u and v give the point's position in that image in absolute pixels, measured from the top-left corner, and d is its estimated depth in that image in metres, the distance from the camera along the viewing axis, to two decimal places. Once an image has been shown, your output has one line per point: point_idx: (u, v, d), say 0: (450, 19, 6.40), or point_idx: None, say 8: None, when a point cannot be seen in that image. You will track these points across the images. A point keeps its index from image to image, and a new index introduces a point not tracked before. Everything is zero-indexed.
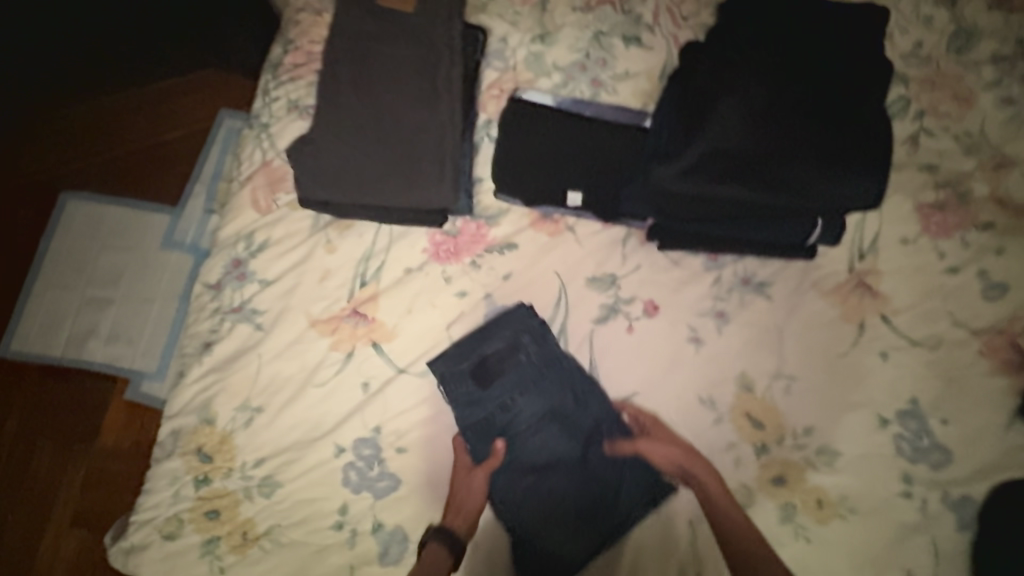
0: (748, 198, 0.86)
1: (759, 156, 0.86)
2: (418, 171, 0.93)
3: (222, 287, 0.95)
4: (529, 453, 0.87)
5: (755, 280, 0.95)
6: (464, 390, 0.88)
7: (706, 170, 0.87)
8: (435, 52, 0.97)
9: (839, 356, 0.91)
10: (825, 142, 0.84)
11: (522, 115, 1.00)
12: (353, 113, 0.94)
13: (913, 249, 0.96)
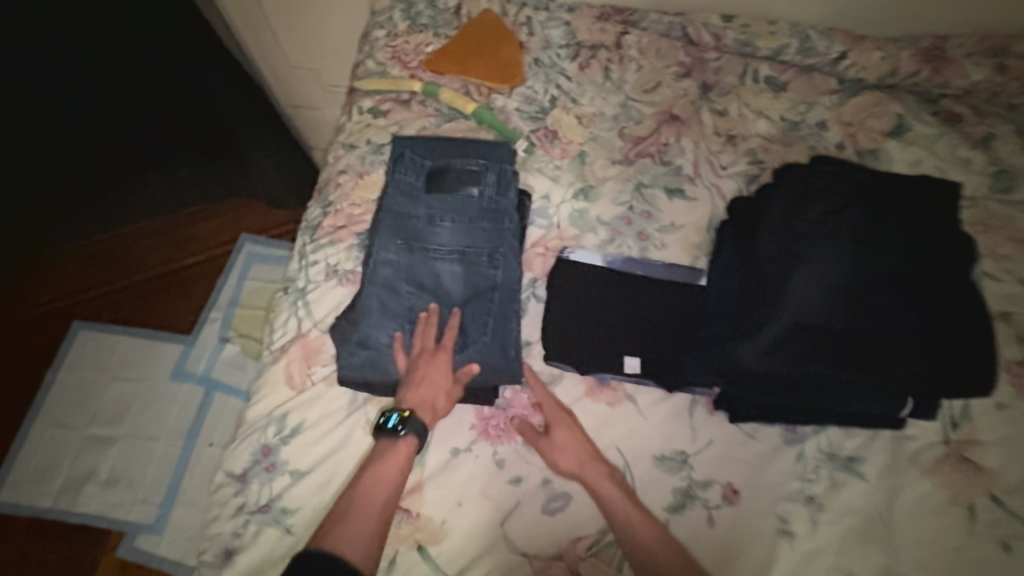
0: (843, 384, 0.82)
1: (852, 341, 0.83)
2: (466, 343, 0.91)
3: (248, 479, 0.85)
4: (435, 213, 0.96)
5: (843, 455, 0.85)
6: (412, 212, 0.96)
7: (790, 346, 0.83)
8: (478, 216, 0.96)
9: (955, 551, 0.79)
10: (921, 329, 0.82)
11: (570, 278, 0.97)
12: (404, 287, 0.92)
13: (1012, 414, 0.87)
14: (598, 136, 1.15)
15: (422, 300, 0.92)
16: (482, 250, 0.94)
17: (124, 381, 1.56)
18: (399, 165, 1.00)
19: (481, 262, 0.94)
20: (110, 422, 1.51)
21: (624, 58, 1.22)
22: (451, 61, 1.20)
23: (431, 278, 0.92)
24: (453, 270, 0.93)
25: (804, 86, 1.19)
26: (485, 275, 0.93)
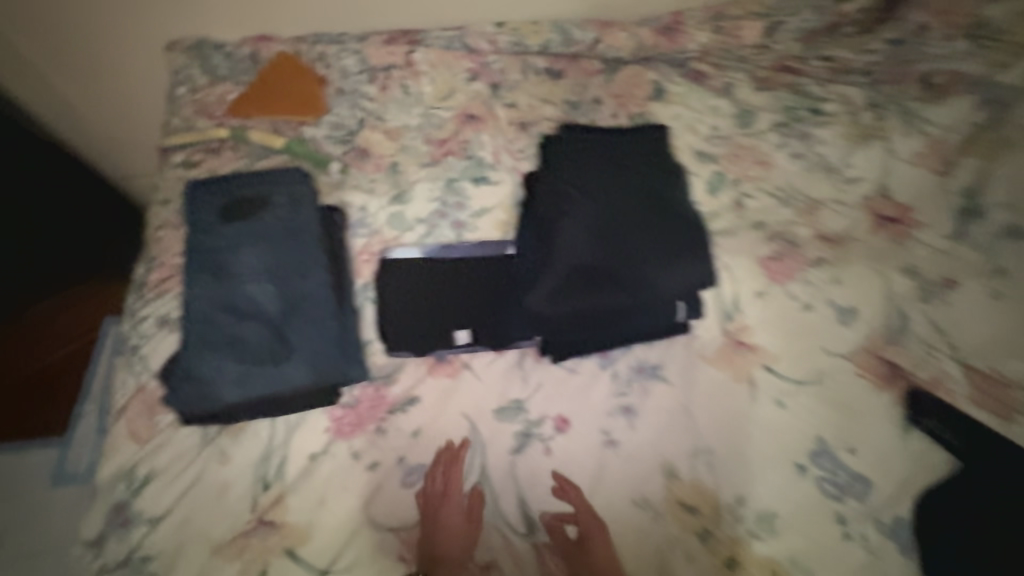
0: (617, 302, 0.95)
1: (616, 265, 0.95)
2: (291, 354, 0.96)
3: (105, 540, 0.85)
4: (239, 244, 1.01)
5: (648, 366, 1.01)
6: (217, 251, 1.01)
7: (570, 288, 0.95)
8: (279, 236, 1.02)
9: (742, 417, 0.96)
10: (661, 238, 0.97)
11: (396, 275, 1.06)
12: (222, 319, 0.97)
13: (768, 298, 1.07)
14: (407, 146, 1.26)
15: (244, 325, 0.97)
16: (289, 267, 1.00)
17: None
18: (198, 210, 1.05)
19: (293, 275, 1.00)
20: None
21: (417, 74, 1.35)
22: (256, 104, 1.27)
23: (247, 305, 0.98)
24: (266, 292, 0.99)
25: (576, 70, 1.38)
26: (296, 288, 0.99)
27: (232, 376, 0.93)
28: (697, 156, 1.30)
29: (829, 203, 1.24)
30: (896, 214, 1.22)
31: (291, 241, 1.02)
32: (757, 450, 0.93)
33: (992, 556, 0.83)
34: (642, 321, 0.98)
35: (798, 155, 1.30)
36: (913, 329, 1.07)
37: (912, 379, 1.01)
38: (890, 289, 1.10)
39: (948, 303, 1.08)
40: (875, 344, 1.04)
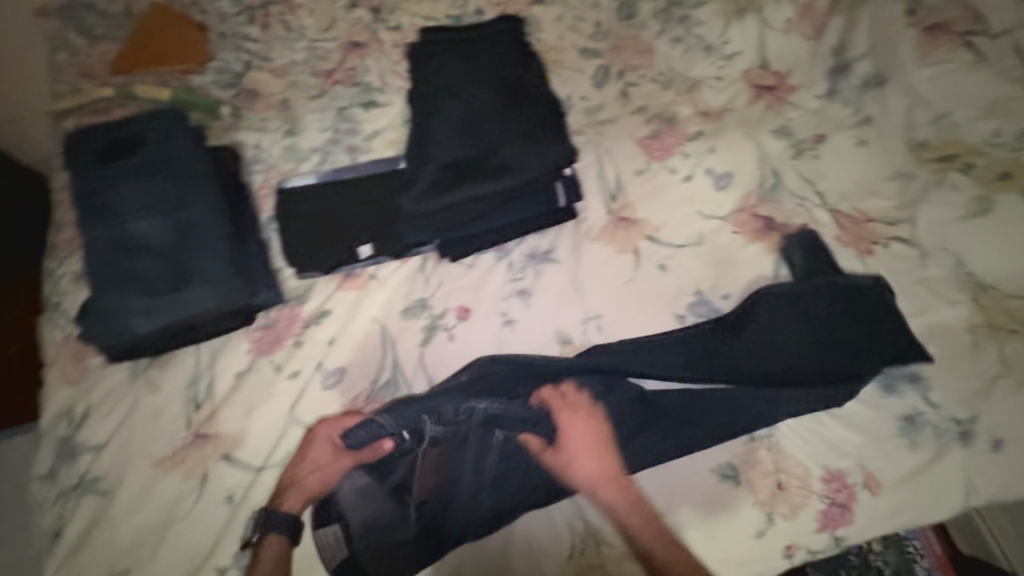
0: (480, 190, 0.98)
1: (472, 155, 0.98)
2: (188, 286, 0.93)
3: (57, 472, 0.93)
4: (119, 196, 0.93)
5: (540, 251, 1.08)
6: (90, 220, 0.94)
7: (442, 181, 0.98)
8: (157, 178, 0.95)
9: (625, 284, 1.04)
10: (518, 123, 0.98)
11: (293, 204, 1.11)
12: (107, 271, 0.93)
13: (649, 175, 1.13)
14: (295, 81, 1.27)
15: (135, 259, 0.93)
16: (168, 197, 0.94)
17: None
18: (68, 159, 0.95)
19: (165, 206, 0.93)
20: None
21: (293, 8, 1.34)
22: (136, 57, 1.26)
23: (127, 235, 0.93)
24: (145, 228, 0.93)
25: None
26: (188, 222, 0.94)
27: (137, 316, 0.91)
28: (581, 54, 1.32)
29: (707, 80, 1.29)
30: (774, 83, 1.27)
31: (159, 173, 0.95)
32: (642, 310, 1.02)
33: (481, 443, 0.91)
34: (511, 211, 1.06)
35: (678, 40, 1.33)
36: (785, 185, 1.14)
37: (784, 231, 1.09)
38: (764, 152, 1.17)
39: (814, 160, 1.17)
40: (750, 203, 1.12)
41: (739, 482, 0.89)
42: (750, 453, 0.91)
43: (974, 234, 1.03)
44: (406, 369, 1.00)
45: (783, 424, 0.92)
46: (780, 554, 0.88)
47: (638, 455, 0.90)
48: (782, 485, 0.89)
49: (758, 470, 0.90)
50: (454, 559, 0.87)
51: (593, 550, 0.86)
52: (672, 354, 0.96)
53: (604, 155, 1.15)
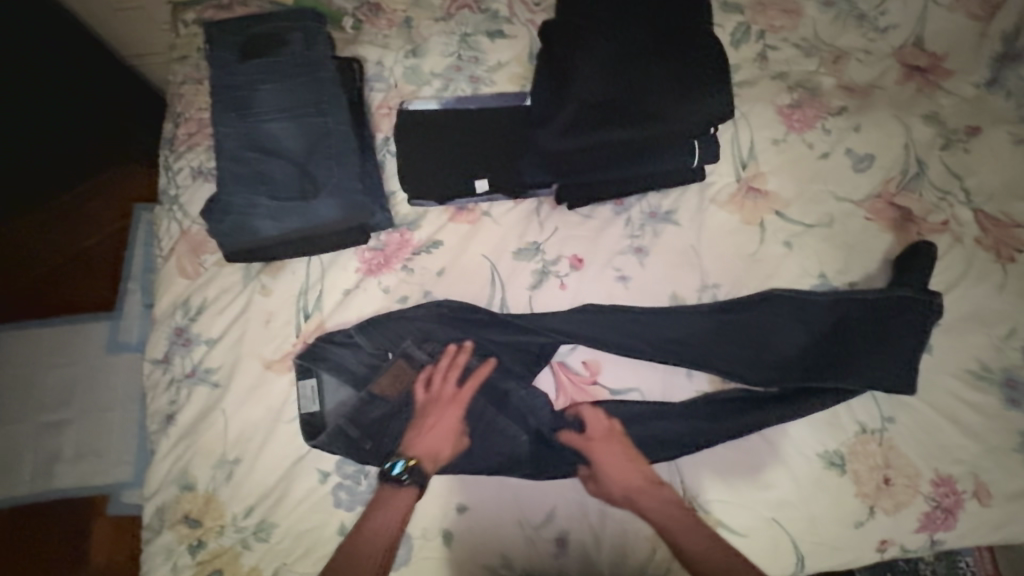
0: (625, 134, 0.94)
1: (620, 97, 0.94)
2: (315, 195, 0.94)
3: (171, 358, 0.96)
4: (262, 97, 0.97)
5: (661, 211, 1.04)
6: (229, 118, 0.96)
7: (580, 124, 0.95)
8: (298, 83, 0.98)
9: (747, 257, 1.00)
10: (671, 73, 0.93)
11: (411, 126, 1.07)
12: (241, 171, 0.94)
13: (784, 146, 1.07)
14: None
15: (270, 161, 0.95)
16: (308, 102, 0.96)
17: (68, 377, 1.51)
18: (217, 58, 0.99)
19: (308, 114, 0.96)
20: (58, 412, 1.49)
21: None
22: None
23: (269, 138, 0.95)
24: (280, 133, 0.95)
25: None
26: (322, 131, 0.96)
27: (261, 220, 0.93)
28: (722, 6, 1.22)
29: (856, 53, 1.19)
30: (928, 65, 1.17)
31: (305, 82, 0.98)
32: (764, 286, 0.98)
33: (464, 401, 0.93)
34: (660, 158, 0.97)
35: (830, 3, 1.22)
36: (929, 177, 1.06)
37: (922, 225, 1.03)
38: (911, 138, 1.09)
39: (964, 154, 1.08)
40: (888, 190, 1.06)
41: (845, 471, 0.88)
42: (861, 444, 0.89)
43: None
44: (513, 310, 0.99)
45: (899, 421, 0.90)
46: (873, 548, 0.86)
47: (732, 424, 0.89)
48: (889, 482, 0.87)
49: (866, 462, 0.88)
50: (548, 500, 0.89)
51: (688, 512, 0.88)
52: (719, 336, 0.94)
53: (740, 119, 1.08)
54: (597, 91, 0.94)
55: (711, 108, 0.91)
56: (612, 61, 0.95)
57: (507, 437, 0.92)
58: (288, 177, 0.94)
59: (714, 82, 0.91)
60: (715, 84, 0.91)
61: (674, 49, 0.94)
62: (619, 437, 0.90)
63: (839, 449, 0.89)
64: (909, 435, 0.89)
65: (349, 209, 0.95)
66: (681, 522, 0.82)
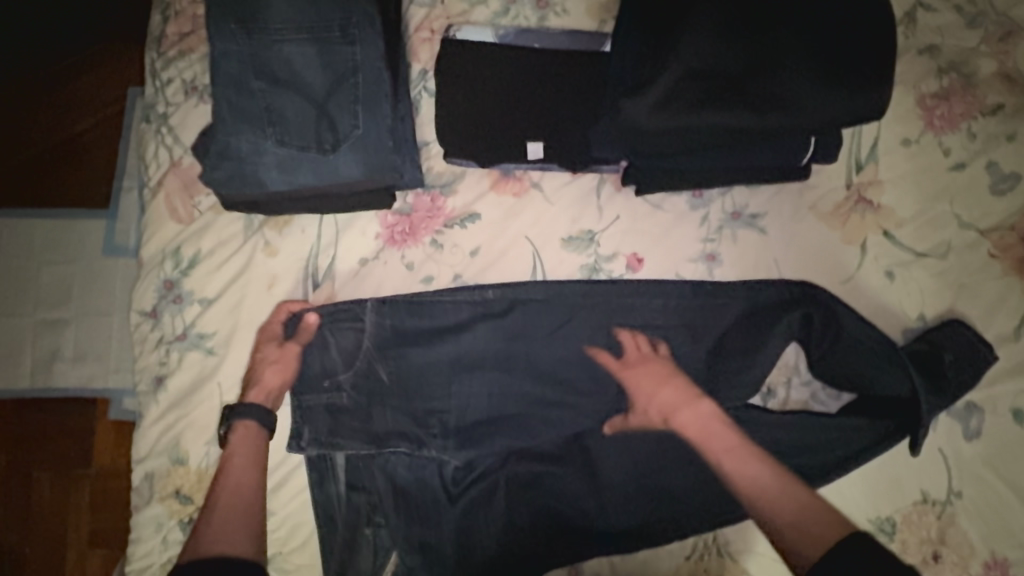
0: (740, 122, 0.72)
1: (739, 69, 0.72)
2: (334, 149, 0.76)
3: (160, 313, 0.84)
4: (275, 10, 0.75)
5: (746, 213, 0.86)
6: (231, 31, 0.74)
7: (681, 96, 0.72)
8: None
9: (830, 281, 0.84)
10: (812, 51, 0.70)
11: (457, 61, 0.85)
12: (245, 106, 0.75)
13: (915, 149, 0.86)
14: None
15: (282, 98, 0.75)
16: (332, 22, 0.75)
17: (55, 264, 1.22)
18: None
19: (331, 37, 0.75)
20: (56, 299, 1.21)
21: None
22: None
23: (283, 68, 0.75)
24: (295, 61, 0.75)
25: None
26: (350, 68, 0.76)
27: (269, 171, 0.76)
28: None
29: None
30: None
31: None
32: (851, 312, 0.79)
33: (445, 405, 0.82)
34: (760, 151, 0.79)
35: None
36: None
37: None
38: None
39: None
40: None
41: (894, 539, 0.80)
42: (919, 514, 0.80)
43: None
44: (515, 301, 0.83)
45: (966, 496, 0.81)
46: None
47: None
48: (938, 557, 0.80)
49: (919, 534, 0.80)
50: (528, 517, 0.80)
51: (713, 557, 0.80)
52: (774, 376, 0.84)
53: None
54: (708, 57, 0.72)
55: (857, 101, 0.70)
56: (737, 17, 0.72)
57: (528, 455, 0.82)
58: (304, 121, 0.76)
59: (865, 71, 0.70)
60: (866, 70, 0.70)
61: (820, 15, 0.71)
62: (647, 489, 0.80)
63: (892, 516, 0.80)
64: (974, 513, 0.80)
65: (376, 169, 0.78)
66: (757, 477, 0.67)
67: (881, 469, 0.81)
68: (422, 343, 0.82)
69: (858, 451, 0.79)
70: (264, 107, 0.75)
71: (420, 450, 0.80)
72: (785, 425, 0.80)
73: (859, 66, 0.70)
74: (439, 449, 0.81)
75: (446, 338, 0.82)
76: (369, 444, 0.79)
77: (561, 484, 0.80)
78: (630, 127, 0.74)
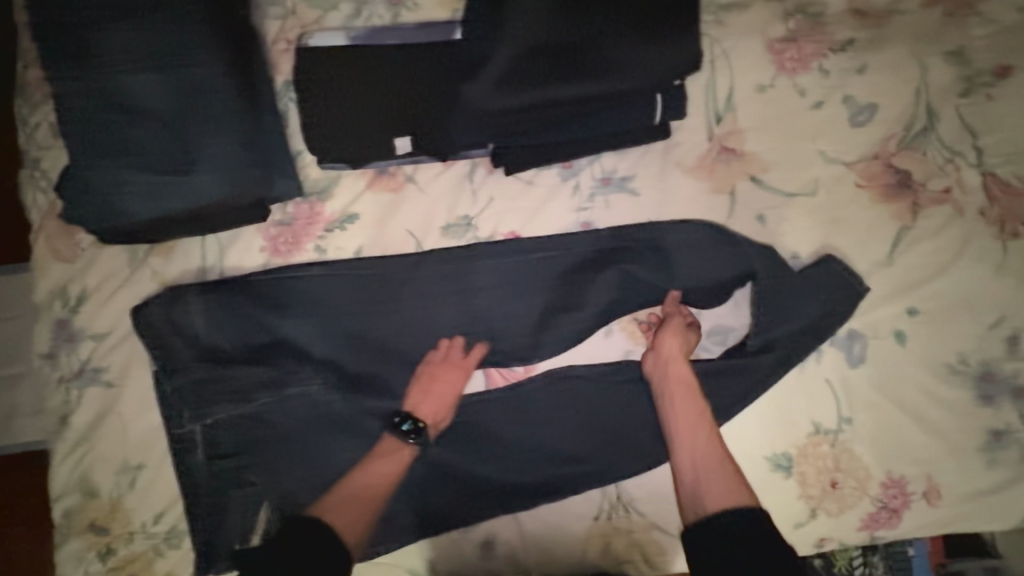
0: (579, 89, 0.74)
1: (572, 35, 0.73)
2: (195, 170, 0.78)
3: (56, 354, 0.85)
4: (109, 41, 0.75)
5: (616, 177, 0.88)
6: (73, 70, 0.76)
7: (517, 73, 0.74)
8: (152, 18, 0.75)
9: (697, 223, 0.85)
10: (629, 13, 0.73)
11: (311, 67, 0.86)
12: (98, 140, 0.77)
13: (771, 94, 0.88)
14: None
15: (133, 126, 0.77)
16: (168, 46, 0.76)
17: None
18: None
19: (168, 58, 0.76)
20: None
21: None
22: None
23: (128, 98, 0.76)
24: (138, 90, 0.76)
25: None
26: (194, 88, 0.77)
27: (133, 200, 0.78)
28: None
29: None
30: None
31: (160, 14, 0.75)
32: (704, 254, 0.85)
33: (334, 395, 0.82)
34: (611, 112, 0.82)
35: None
36: (937, 132, 0.89)
37: (919, 193, 0.88)
38: (925, 81, 0.90)
39: (986, 102, 0.90)
40: (887, 150, 0.89)
41: (791, 472, 0.82)
42: (813, 444, 0.82)
43: None
44: (401, 293, 0.85)
45: (857, 422, 0.83)
46: (810, 544, 0.83)
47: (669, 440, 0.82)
48: (837, 484, 0.82)
49: (815, 463, 0.82)
50: (419, 485, 0.82)
51: (621, 514, 0.83)
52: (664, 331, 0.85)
53: (720, 57, 0.88)
54: (536, 28, 0.72)
55: (677, 58, 0.74)
56: None
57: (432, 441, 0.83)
58: (159, 146, 0.77)
59: (678, 27, 0.74)
60: (683, 25, 0.73)
61: None
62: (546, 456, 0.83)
63: (788, 450, 0.82)
64: (867, 437, 0.83)
65: (242, 183, 0.80)
66: (696, 448, 0.75)
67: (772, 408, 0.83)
68: (307, 332, 0.83)
69: (741, 391, 0.82)
70: (117, 138, 0.76)
71: (325, 449, 0.82)
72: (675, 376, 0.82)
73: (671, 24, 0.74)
74: (343, 448, 0.82)
75: (324, 326, 0.83)
76: (274, 450, 0.81)
77: (450, 452, 0.83)
78: (477, 107, 0.76)
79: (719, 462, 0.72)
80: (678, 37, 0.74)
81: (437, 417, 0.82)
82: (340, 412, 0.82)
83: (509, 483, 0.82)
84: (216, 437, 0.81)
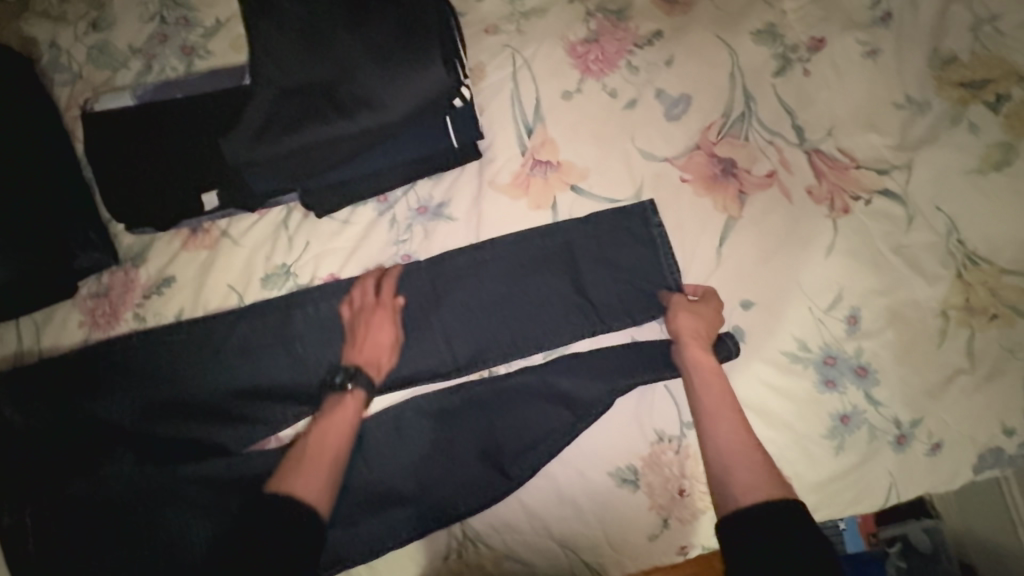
0: (332, 131, 0.75)
1: (319, 81, 0.76)
2: None
3: None
4: None
5: (431, 205, 0.85)
6: None
7: (275, 122, 0.76)
8: None
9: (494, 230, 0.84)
10: (374, 51, 0.76)
11: (98, 135, 0.84)
12: None
13: (580, 98, 0.86)
14: None
15: None
16: None
17: None
18: None
19: None
20: None
21: None
22: None
23: None
24: None
25: None
26: None
27: None
28: None
29: None
30: None
31: None
32: (517, 273, 0.84)
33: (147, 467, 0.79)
34: (399, 145, 0.82)
35: None
36: (757, 114, 0.87)
37: (746, 178, 0.85)
38: (738, 64, 0.87)
39: (803, 77, 0.88)
40: (708, 139, 0.86)
41: (638, 485, 0.79)
42: (657, 454, 0.79)
43: (968, 198, 0.82)
44: (214, 355, 0.83)
45: None
46: (673, 554, 0.81)
47: (509, 467, 0.80)
48: (684, 491, 0.80)
49: (662, 473, 0.79)
50: None
51: (473, 549, 0.81)
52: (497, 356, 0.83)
53: (522, 68, 0.87)
54: (285, 78, 0.76)
55: (422, 83, 0.75)
56: (299, 38, 0.77)
57: None
58: None
59: (424, 55, 0.75)
60: (425, 53, 0.75)
61: (376, 17, 0.77)
62: (389, 500, 0.81)
63: (632, 463, 0.79)
64: None
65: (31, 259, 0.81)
66: (725, 433, 0.66)
67: (613, 426, 0.80)
68: (125, 407, 0.82)
69: (575, 410, 0.80)
70: None
71: (139, 529, 0.76)
72: (506, 399, 0.82)
73: (418, 52, 0.75)
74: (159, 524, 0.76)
75: (135, 398, 0.82)
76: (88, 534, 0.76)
77: None
78: (235, 158, 0.76)
79: (747, 448, 0.64)
80: (426, 63, 0.75)
81: (379, 361, 0.79)
82: (155, 485, 0.78)
83: (354, 533, 0.80)
84: (35, 530, 0.76)
